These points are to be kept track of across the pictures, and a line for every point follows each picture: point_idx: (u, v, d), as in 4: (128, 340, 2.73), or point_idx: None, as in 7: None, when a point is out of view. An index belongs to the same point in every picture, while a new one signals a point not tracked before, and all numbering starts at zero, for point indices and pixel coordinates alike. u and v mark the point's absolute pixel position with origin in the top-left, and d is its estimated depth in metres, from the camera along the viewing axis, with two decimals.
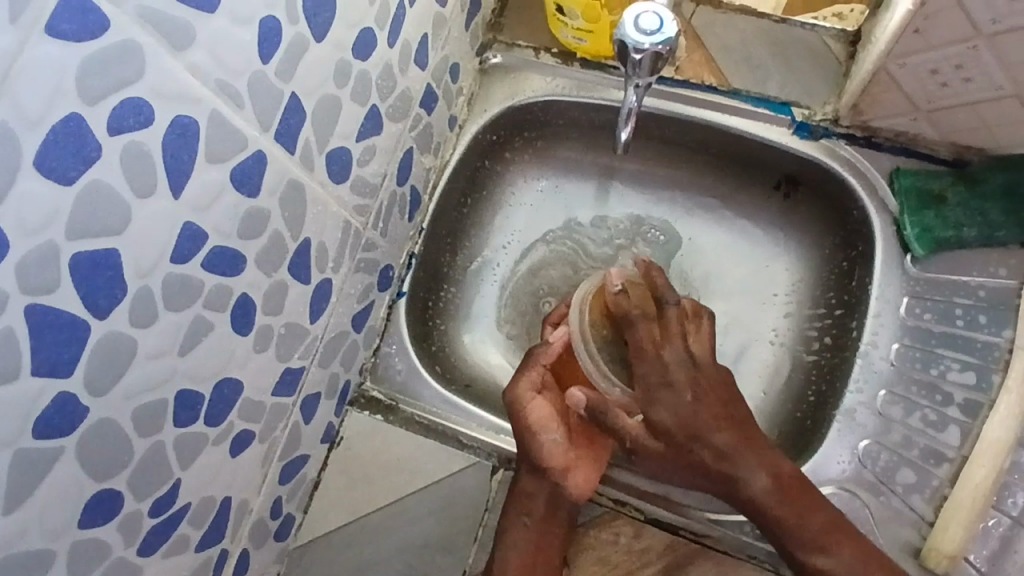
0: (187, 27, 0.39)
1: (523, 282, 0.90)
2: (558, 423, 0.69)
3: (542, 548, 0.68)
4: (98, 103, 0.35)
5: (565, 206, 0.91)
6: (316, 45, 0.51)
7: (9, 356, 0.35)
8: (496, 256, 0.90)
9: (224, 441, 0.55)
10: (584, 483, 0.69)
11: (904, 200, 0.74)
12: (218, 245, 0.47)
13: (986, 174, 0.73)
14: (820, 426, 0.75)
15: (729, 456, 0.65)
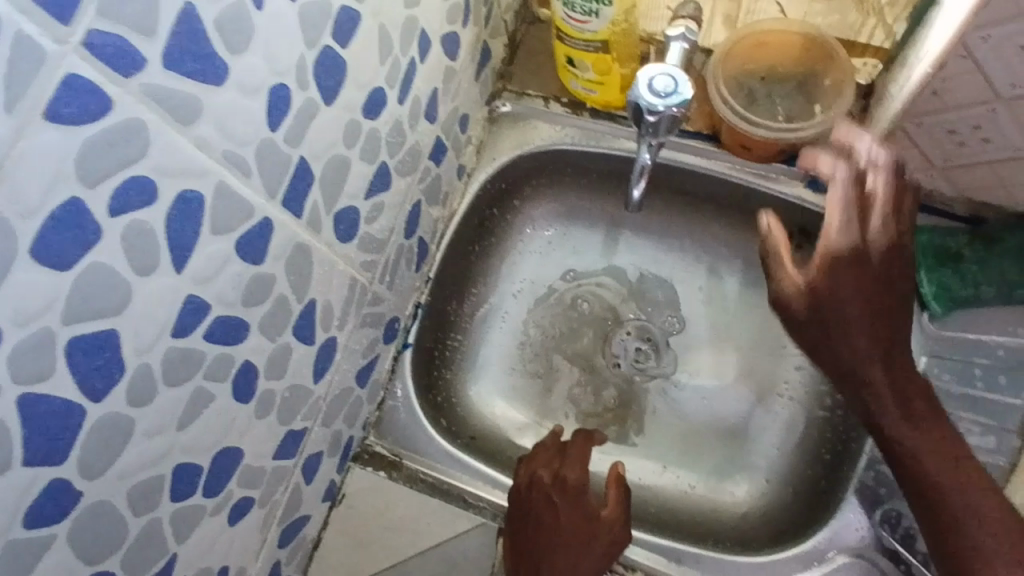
0: (194, 102, 0.38)
1: (554, 309, 0.89)
2: (538, 520, 0.68)
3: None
4: (100, 185, 0.34)
5: (576, 252, 0.90)
6: (324, 109, 0.50)
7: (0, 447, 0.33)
8: (519, 298, 0.89)
9: (223, 510, 0.53)
10: None
11: (921, 258, 0.73)
12: (222, 316, 0.45)
13: (1005, 232, 0.70)
14: (835, 488, 0.73)
15: (896, 400, 0.63)
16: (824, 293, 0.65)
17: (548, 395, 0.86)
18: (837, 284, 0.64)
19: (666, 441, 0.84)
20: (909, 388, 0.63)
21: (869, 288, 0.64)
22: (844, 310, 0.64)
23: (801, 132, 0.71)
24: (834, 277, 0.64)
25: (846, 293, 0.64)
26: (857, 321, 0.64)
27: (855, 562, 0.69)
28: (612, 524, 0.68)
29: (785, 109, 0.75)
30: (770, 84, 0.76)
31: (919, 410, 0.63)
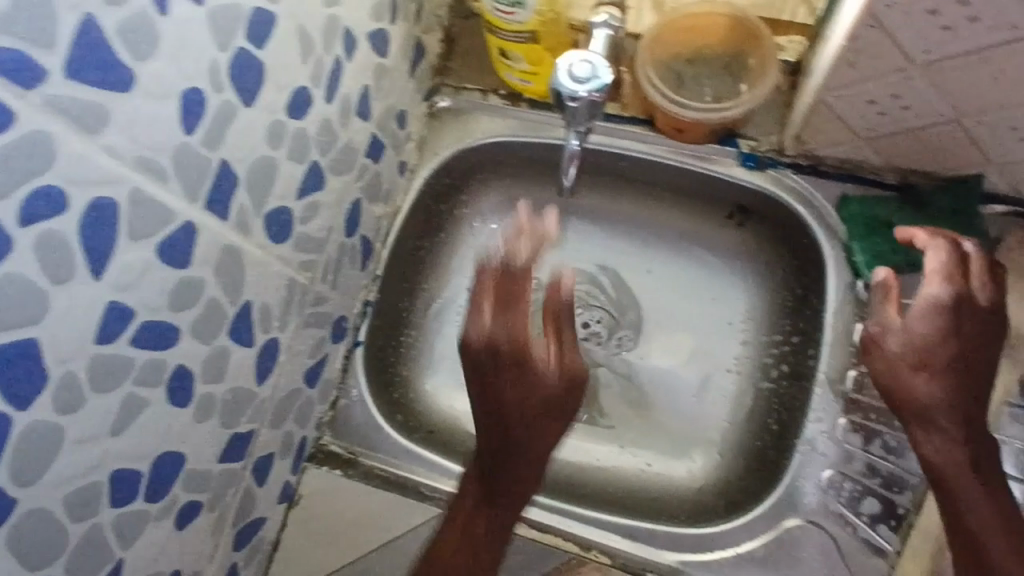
0: (100, 110, 0.39)
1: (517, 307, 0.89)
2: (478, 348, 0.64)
3: (511, 514, 0.66)
4: (7, 196, 0.35)
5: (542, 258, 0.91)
6: (244, 110, 0.50)
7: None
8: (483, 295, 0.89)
9: (169, 515, 0.53)
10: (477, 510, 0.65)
11: (853, 228, 0.76)
12: (148, 321, 0.46)
13: (932, 196, 0.73)
14: (784, 456, 0.75)
15: (971, 459, 0.62)
16: (922, 343, 0.64)
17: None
18: (941, 340, 0.64)
19: (623, 422, 0.85)
20: (983, 454, 0.63)
21: (969, 393, 0.64)
22: (934, 364, 0.64)
23: (729, 112, 0.73)
24: (944, 337, 0.64)
25: (969, 355, 0.64)
26: (945, 379, 0.64)
27: (804, 526, 0.70)
28: (569, 422, 0.67)
29: (714, 89, 0.76)
30: (698, 66, 0.77)
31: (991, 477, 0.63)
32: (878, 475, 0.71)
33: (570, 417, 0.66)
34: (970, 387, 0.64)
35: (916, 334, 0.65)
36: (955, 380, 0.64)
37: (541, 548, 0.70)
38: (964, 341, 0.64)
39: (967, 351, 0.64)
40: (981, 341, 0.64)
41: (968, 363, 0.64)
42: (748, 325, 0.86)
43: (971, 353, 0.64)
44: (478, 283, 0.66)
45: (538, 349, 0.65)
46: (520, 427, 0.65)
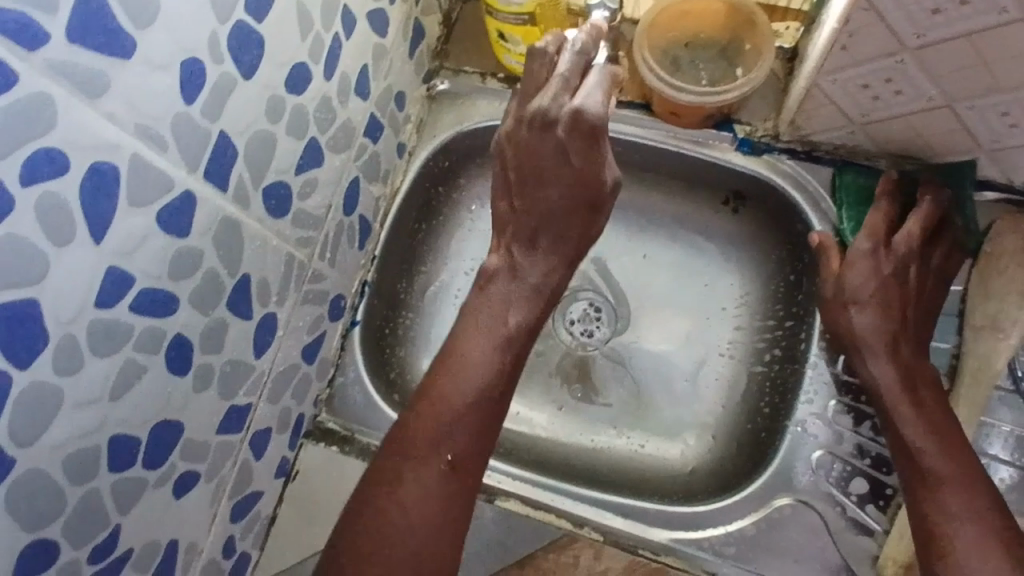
0: (102, 77, 0.40)
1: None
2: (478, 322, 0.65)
3: (458, 428, 0.60)
4: (8, 156, 0.36)
5: None
6: (243, 83, 0.51)
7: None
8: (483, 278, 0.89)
9: (168, 483, 0.54)
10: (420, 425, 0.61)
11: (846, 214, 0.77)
12: (148, 288, 0.46)
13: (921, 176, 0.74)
14: (774, 438, 0.76)
15: (902, 378, 0.69)
16: (849, 280, 0.72)
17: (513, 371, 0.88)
18: (865, 276, 0.72)
19: (617, 404, 0.86)
20: (917, 380, 0.69)
21: (895, 318, 0.71)
22: (860, 298, 0.71)
23: (726, 95, 0.73)
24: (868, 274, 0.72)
25: (893, 291, 0.72)
26: (879, 314, 0.71)
27: (794, 506, 0.71)
28: (516, 330, 0.65)
29: (710, 73, 0.77)
30: (694, 50, 0.78)
31: (926, 398, 0.68)
32: (866, 455, 0.72)
33: (511, 324, 0.65)
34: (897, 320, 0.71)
35: (844, 275, 0.72)
36: (881, 314, 0.71)
37: (534, 523, 0.71)
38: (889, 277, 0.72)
39: (890, 285, 0.72)
40: (904, 275, 0.72)
41: (894, 298, 0.71)
42: (741, 310, 0.87)
43: (896, 290, 0.72)
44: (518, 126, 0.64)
45: (499, 276, 0.67)
46: (466, 341, 0.64)
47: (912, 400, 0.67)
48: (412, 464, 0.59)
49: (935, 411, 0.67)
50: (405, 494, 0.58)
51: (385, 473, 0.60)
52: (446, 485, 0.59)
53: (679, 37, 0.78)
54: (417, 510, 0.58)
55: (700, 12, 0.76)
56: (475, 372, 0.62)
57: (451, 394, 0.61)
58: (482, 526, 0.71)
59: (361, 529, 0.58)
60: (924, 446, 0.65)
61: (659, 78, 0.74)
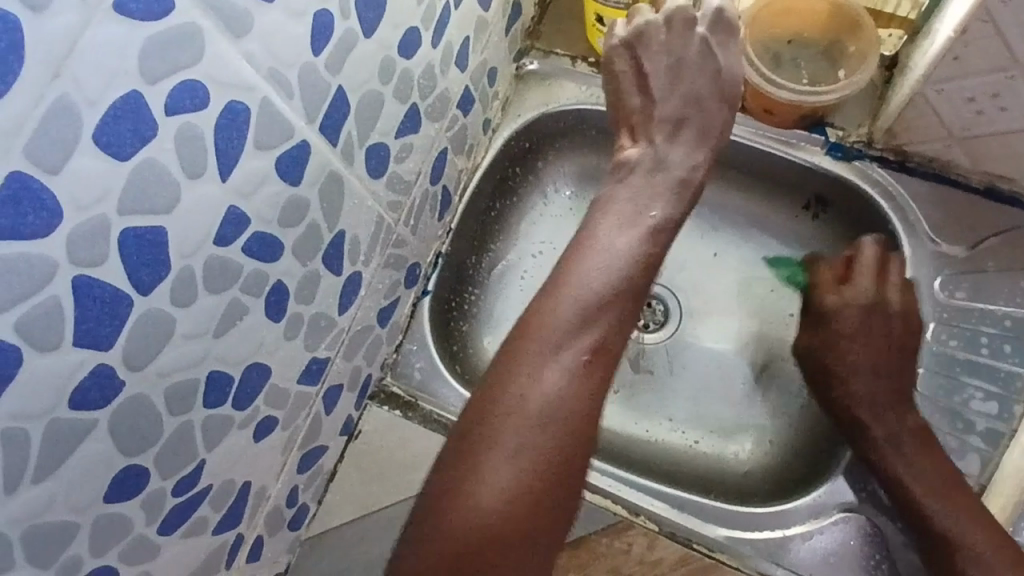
0: (245, 15, 0.40)
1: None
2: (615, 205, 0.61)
3: (593, 340, 0.54)
4: (158, 83, 0.36)
5: None
6: (362, 42, 0.51)
7: (53, 325, 0.35)
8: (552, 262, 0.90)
9: (250, 425, 0.55)
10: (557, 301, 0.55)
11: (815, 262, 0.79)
12: (259, 231, 0.47)
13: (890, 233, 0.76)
14: (840, 451, 0.75)
15: (890, 432, 0.69)
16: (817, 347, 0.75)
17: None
18: (832, 337, 0.74)
19: (675, 399, 0.85)
20: (914, 445, 0.68)
21: (876, 369, 0.72)
22: (830, 364, 0.74)
23: (825, 97, 0.71)
24: (839, 346, 0.74)
25: (869, 355, 0.72)
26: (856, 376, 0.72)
27: (854, 517, 0.70)
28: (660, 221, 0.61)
29: (810, 73, 0.75)
30: (796, 48, 0.76)
31: (913, 450, 0.68)
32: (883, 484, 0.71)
33: (652, 217, 0.60)
34: (884, 393, 0.71)
35: (816, 339, 0.76)
36: (859, 388, 0.72)
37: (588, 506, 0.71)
38: (865, 343, 0.73)
39: (863, 348, 0.73)
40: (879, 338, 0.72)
41: (872, 366, 0.72)
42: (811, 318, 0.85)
43: (876, 354, 0.72)
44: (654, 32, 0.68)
45: (641, 167, 0.64)
46: (597, 227, 0.60)
47: (912, 471, 0.67)
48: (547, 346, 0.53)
49: (939, 468, 0.67)
50: (548, 376, 0.52)
51: (516, 355, 0.53)
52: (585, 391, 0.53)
53: (782, 33, 0.76)
54: (560, 400, 0.52)
55: (807, 9, 0.74)
56: (610, 260, 0.57)
57: (591, 297, 0.55)
58: None
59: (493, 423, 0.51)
60: (939, 514, 0.65)
61: (758, 72, 0.73)
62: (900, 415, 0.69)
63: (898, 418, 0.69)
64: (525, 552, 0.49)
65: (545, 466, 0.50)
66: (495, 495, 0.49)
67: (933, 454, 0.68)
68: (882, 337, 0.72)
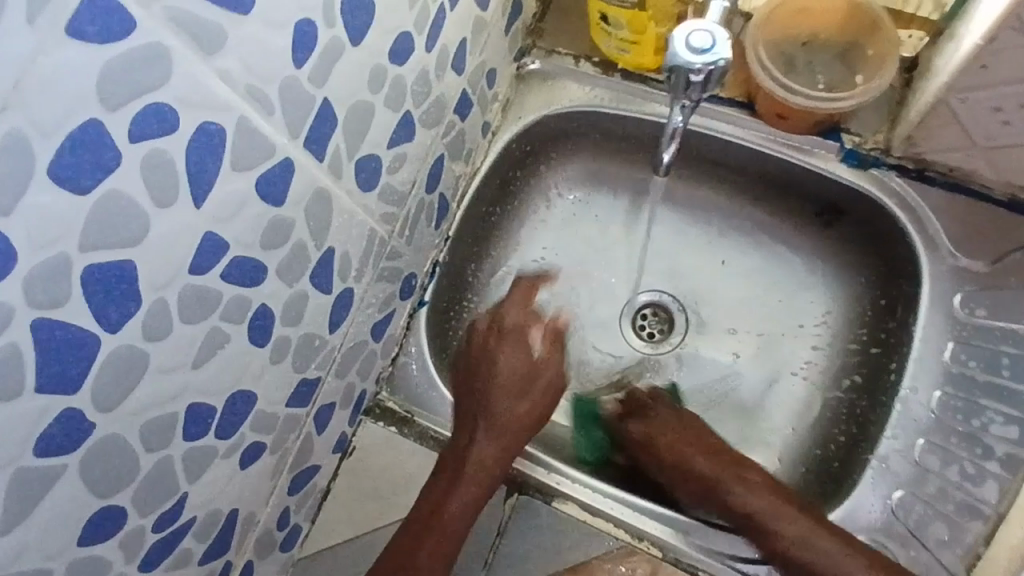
0: (218, 31, 0.36)
1: (571, 293, 0.87)
2: (499, 346, 0.72)
3: (511, 385, 0.71)
4: (120, 108, 0.33)
5: (599, 242, 0.88)
6: (350, 50, 0.48)
7: (13, 374, 0.32)
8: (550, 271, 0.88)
9: (235, 453, 0.53)
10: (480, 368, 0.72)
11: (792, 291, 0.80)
12: (240, 256, 0.44)
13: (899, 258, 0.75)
14: (852, 473, 0.72)
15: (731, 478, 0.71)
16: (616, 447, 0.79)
17: (576, 367, 0.85)
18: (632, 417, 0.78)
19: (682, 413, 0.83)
20: (741, 493, 0.71)
21: (697, 440, 0.75)
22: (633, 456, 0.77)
23: (840, 103, 0.68)
24: (631, 429, 0.77)
25: (694, 435, 0.75)
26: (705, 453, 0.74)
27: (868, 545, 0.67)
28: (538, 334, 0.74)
29: (827, 77, 0.72)
30: (812, 51, 0.73)
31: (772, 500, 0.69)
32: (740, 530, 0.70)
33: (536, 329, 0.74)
34: (691, 449, 0.74)
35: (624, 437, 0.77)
36: (657, 447, 0.75)
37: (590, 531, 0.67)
38: (681, 424, 0.76)
39: (669, 426, 0.76)
40: (653, 427, 0.76)
41: (659, 436, 0.75)
42: (820, 330, 0.82)
43: (672, 424, 0.76)
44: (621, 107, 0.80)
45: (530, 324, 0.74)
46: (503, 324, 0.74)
47: (760, 520, 0.69)
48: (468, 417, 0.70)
49: (784, 514, 0.68)
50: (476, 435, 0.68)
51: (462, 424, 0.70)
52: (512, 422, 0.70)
53: (795, 36, 0.73)
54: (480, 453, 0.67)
55: (822, 11, 0.71)
56: (515, 346, 0.72)
57: (518, 342, 0.73)
58: (538, 523, 0.67)
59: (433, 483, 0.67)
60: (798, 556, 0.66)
61: (771, 78, 0.69)
62: (701, 462, 0.73)
63: (733, 475, 0.72)
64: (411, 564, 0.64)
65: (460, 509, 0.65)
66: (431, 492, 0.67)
67: (783, 505, 0.68)
68: (675, 416, 0.77)
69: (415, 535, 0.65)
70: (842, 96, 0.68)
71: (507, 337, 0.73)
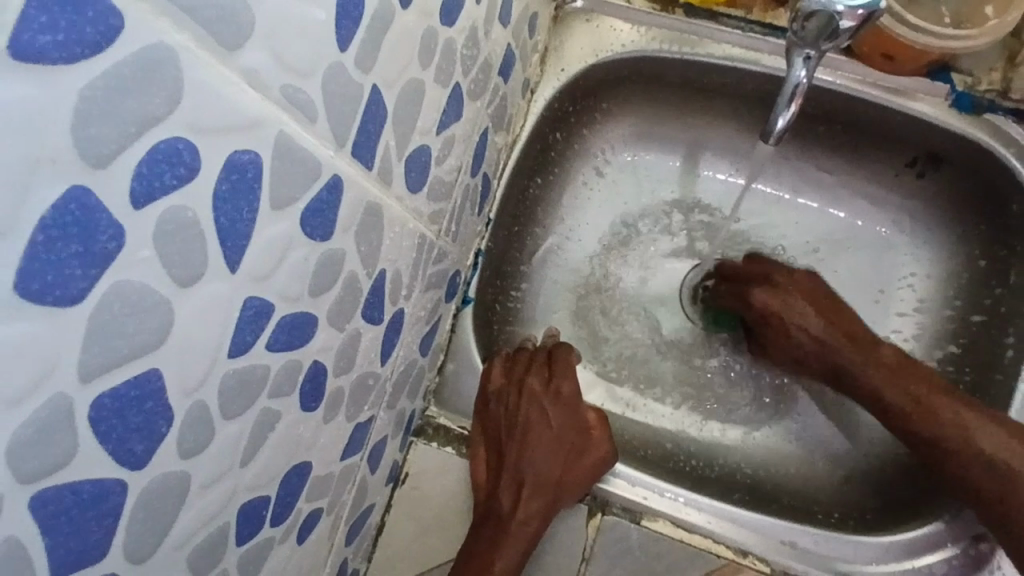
0: (242, 14, 0.24)
1: (624, 270, 0.77)
2: (512, 398, 0.64)
3: (549, 447, 0.64)
4: (114, 161, 0.21)
5: (653, 206, 0.78)
6: (400, 15, 0.35)
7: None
8: (600, 245, 0.77)
9: (292, 533, 0.43)
10: (493, 416, 0.64)
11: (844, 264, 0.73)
12: (288, 315, 0.33)
13: (1007, 219, 0.67)
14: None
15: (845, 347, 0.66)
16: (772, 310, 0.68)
17: (639, 360, 0.75)
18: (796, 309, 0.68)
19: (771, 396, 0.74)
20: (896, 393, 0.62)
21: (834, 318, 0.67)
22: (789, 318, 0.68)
23: (973, 41, 0.61)
24: (783, 322, 0.68)
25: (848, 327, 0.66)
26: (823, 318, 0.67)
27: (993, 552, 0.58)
28: (557, 391, 0.66)
29: (952, 9, 0.64)
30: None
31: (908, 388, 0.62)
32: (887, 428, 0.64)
33: (546, 390, 0.66)
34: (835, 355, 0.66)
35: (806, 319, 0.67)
36: (825, 357, 0.67)
37: (689, 551, 0.60)
38: (828, 321, 0.67)
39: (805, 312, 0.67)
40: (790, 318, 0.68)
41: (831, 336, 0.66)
42: (906, 295, 0.74)
43: (813, 314, 0.67)
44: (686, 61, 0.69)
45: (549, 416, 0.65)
46: (522, 383, 0.65)
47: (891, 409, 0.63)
48: (501, 458, 0.63)
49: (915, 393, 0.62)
50: (510, 479, 0.61)
51: (490, 464, 0.63)
52: (533, 498, 0.61)
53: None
54: (522, 499, 0.61)
55: None
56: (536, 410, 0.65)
57: (568, 409, 0.66)
58: (627, 545, 0.60)
59: (484, 509, 0.61)
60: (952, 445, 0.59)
61: (907, 21, 0.61)
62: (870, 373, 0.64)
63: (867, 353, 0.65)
64: (487, 554, 0.58)
65: (522, 536, 0.59)
66: (501, 498, 0.61)
67: (930, 395, 0.61)
68: (826, 323, 0.67)
69: (486, 550, 0.58)
70: (975, 36, 0.61)
71: (511, 399, 0.64)
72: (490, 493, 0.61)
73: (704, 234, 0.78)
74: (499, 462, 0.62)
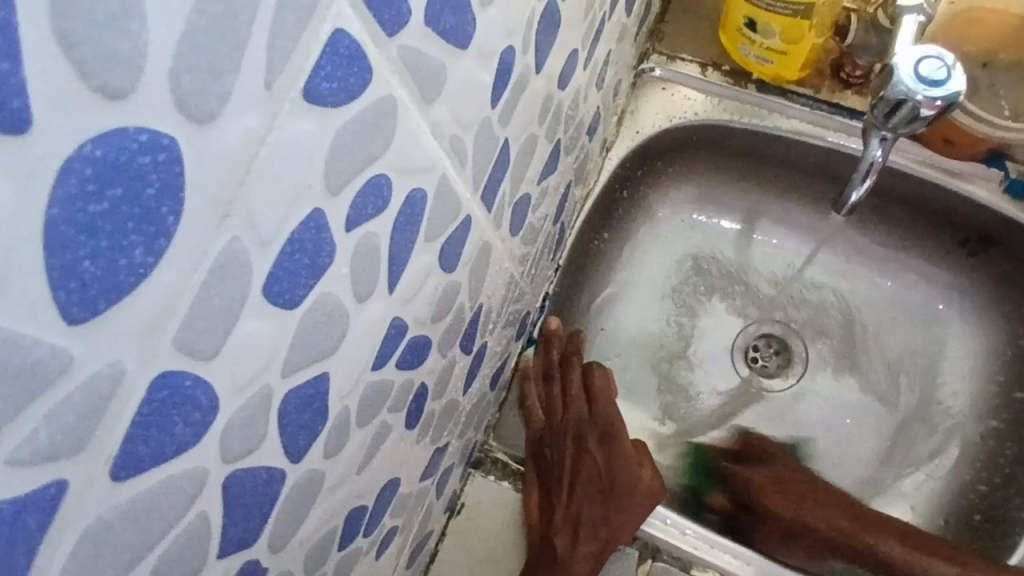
0: (439, 73, 0.28)
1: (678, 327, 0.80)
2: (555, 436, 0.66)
3: (595, 486, 0.65)
4: (342, 191, 0.24)
5: (708, 265, 0.81)
6: (533, 79, 0.39)
7: (195, 549, 0.25)
8: (655, 301, 0.80)
9: (374, 547, 0.45)
10: (537, 454, 0.66)
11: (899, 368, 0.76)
12: (415, 338, 0.36)
13: None
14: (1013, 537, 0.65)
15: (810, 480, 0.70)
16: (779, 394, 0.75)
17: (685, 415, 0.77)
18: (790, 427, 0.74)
19: (820, 460, 0.74)
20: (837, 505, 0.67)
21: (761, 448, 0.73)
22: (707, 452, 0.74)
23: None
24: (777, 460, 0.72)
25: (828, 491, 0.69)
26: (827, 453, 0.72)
27: None
28: (594, 424, 0.68)
29: (1010, 101, 0.69)
30: (994, 73, 0.70)
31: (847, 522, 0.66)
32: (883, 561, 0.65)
33: (586, 426, 0.68)
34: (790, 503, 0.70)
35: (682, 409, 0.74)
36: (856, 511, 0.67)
37: None
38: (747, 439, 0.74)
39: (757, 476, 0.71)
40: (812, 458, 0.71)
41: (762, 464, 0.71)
42: (952, 371, 0.75)
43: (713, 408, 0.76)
44: (754, 132, 0.73)
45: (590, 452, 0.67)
46: (564, 420, 0.67)
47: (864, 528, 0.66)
48: (550, 498, 0.64)
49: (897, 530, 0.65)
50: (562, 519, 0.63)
51: (540, 503, 0.64)
52: (591, 538, 0.63)
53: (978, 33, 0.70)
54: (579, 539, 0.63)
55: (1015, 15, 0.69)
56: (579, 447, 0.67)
57: (608, 445, 0.67)
58: None
59: (538, 548, 0.62)
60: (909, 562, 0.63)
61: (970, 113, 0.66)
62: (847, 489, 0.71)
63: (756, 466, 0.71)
64: None
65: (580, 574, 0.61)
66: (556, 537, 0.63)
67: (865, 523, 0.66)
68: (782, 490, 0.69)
69: None
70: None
71: (553, 436, 0.66)
72: (545, 532, 0.63)
73: (756, 296, 0.81)
74: (547, 501, 0.64)
